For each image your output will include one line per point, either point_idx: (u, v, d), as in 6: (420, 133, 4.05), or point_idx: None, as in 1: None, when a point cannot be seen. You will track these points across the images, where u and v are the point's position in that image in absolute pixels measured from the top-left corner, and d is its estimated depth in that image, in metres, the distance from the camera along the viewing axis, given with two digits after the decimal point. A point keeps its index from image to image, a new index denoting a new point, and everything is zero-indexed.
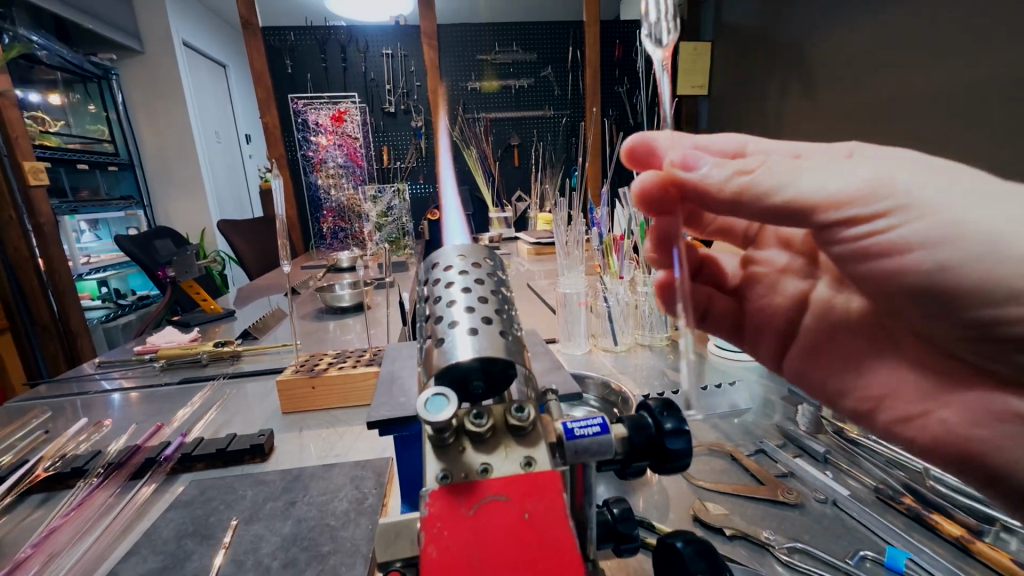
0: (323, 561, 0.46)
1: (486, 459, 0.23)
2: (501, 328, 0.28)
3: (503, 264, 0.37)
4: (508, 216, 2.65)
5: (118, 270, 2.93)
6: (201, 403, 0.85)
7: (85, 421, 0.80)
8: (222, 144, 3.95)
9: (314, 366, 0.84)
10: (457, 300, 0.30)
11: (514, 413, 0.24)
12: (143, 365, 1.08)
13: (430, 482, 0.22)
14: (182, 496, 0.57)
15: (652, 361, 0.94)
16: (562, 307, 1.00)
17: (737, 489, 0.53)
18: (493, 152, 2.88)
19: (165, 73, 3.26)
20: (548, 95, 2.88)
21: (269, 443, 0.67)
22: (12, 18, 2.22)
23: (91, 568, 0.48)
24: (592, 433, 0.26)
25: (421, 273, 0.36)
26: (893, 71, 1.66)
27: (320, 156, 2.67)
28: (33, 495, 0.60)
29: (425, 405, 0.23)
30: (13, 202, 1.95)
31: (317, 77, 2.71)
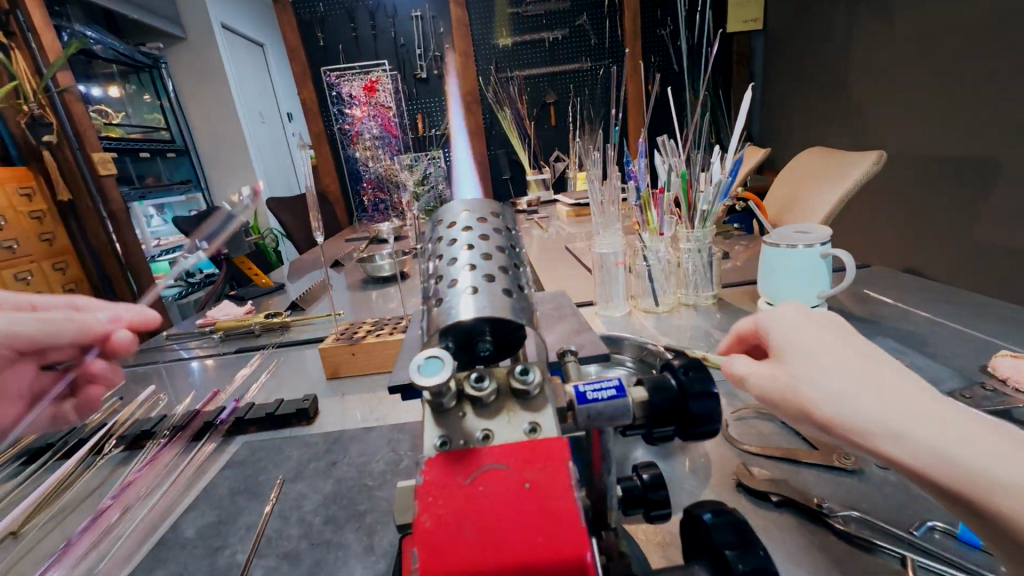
0: (360, 519, 0.47)
1: (487, 425, 0.22)
2: (506, 286, 0.26)
3: (515, 220, 0.34)
4: (546, 177, 2.53)
5: (185, 251, 3.16)
6: (256, 370, 0.91)
7: (153, 390, 0.87)
8: (266, 124, 4.06)
9: (353, 334, 0.85)
10: (459, 258, 0.28)
11: (518, 376, 0.22)
12: (205, 337, 1.15)
13: (429, 450, 0.21)
14: (235, 456, 0.61)
15: (696, 322, 0.90)
16: (598, 268, 0.96)
17: (787, 453, 0.49)
18: (529, 111, 2.78)
19: (207, 58, 3.36)
20: (584, 46, 2.72)
21: (313, 408, 0.69)
22: (67, 16, 2.34)
23: (161, 518, 0.53)
24: (607, 397, 0.24)
25: (425, 231, 0.33)
26: None
27: (357, 128, 2.68)
28: (116, 453, 0.66)
29: (418, 369, 0.21)
30: (88, 191, 2.14)
31: (348, 47, 2.69)
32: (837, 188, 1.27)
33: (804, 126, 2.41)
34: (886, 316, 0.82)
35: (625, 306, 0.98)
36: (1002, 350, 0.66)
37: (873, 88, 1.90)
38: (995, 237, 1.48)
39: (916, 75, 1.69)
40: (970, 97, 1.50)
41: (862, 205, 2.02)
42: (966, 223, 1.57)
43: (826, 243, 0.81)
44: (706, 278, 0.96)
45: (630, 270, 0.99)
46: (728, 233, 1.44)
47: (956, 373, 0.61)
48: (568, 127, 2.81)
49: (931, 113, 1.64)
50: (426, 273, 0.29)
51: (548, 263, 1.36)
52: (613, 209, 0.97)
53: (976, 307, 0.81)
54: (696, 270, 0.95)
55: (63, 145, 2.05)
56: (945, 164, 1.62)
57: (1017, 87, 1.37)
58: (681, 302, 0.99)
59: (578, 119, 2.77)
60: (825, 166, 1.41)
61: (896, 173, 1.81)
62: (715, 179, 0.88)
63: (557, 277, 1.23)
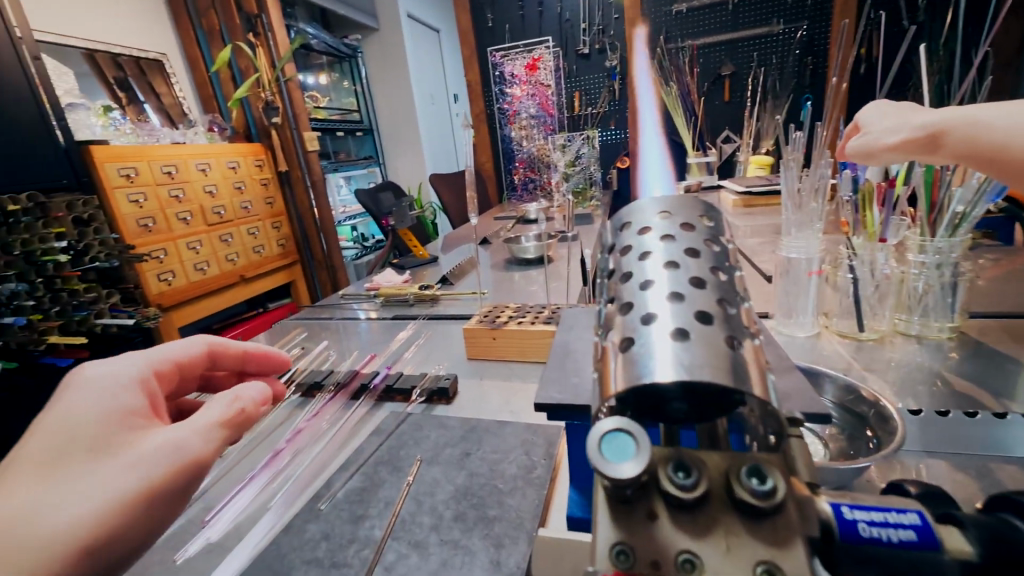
0: (489, 526, 0.45)
1: (692, 545, 0.17)
2: (726, 334, 0.19)
3: (726, 226, 0.25)
4: (710, 161, 2.26)
5: (363, 218, 3.65)
6: (407, 338, 0.97)
7: (327, 343, 0.99)
8: (435, 106, 4.41)
9: (495, 318, 0.85)
10: (655, 281, 0.21)
11: (745, 481, 0.17)
12: (370, 300, 1.29)
13: (604, 557, 0.17)
14: (383, 424, 0.65)
15: (923, 360, 0.68)
16: (782, 275, 0.79)
17: None
18: (699, 86, 2.48)
19: (392, 45, 3.74)
20: (777, 5, 2.31)
21: (452, 388, 0.70)
22: (295, 16, 2.82)
23: (320, 468, 0.58)
24: (892, 536, 0.18)
25: (602, 232, 0.27)
26: None
27: (514, 107, 2.76)
28: (294, 398, 0.76)
29: (600, 449, 0.16)
30: (299, 164, 2.58)
31: (514, 26, 2.71)
32: None
33: None
34: None
35: (813, 325, 0.79)
36: None
37: None
38: None
39: None
40: None
41: None
42: None
43: None
44: (945, 304, 0.72)
45: (826, 281, 0.79)
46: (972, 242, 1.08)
47: None
48: (745, 102, 2.44)
49: None
50: (604, 291, 0.23)
51: None
52: (816, 205, 0.76)
53: None
54: (928, 293, 0.72)
55: (284, 124, 2.50)
56: None
57: None
58: (897, 331, 0.76)
59: (758, 92, 2.38)
60: None
61: None
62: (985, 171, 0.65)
63: None
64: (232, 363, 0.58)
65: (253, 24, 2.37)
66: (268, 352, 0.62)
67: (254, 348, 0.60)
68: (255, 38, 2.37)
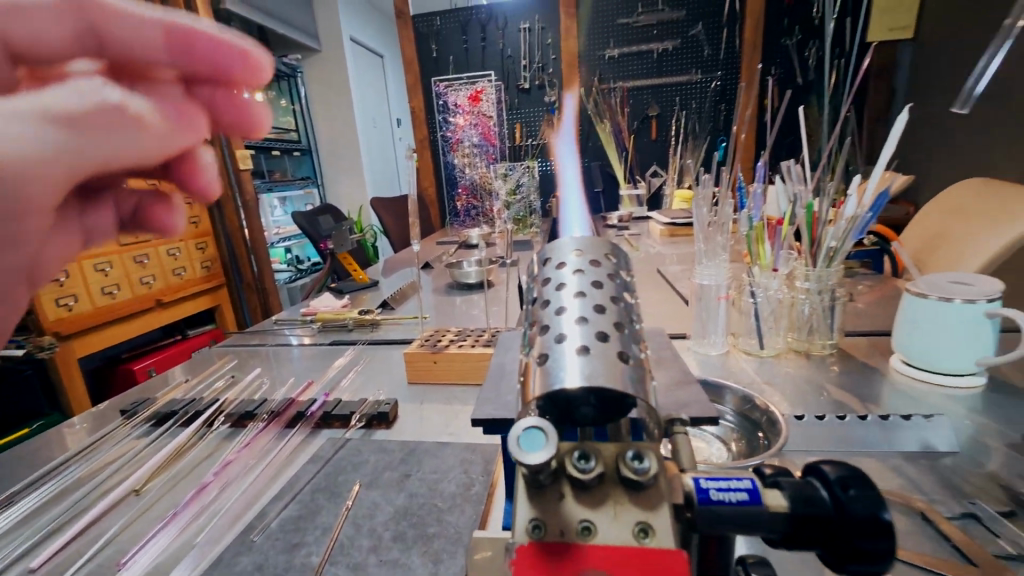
0: (428, 543, 0.46)
1: (590, 516, 0.19)
2: (620, 349, 0.23)
3: (629, 262, 0.31)
4: (640, 193, 2.44)
5: (299, 240, 3.51)
6: (345, 365, 0.96)
7: (259, 371, 0.95)
8: (378, 129, 4.39)
9: (436, 342, 0.87)
10: (567, 308, 0.25)
11: (631, 462, 0.19)
12: (306, 325, 1.25)
13: (519, 532, 0.18)
14: (320, 450, 0.64)
15: (810, 373, 0.78)
16: (697, 299, 0.88)
17: (933, 565, 0.41)
18: (629, 124, 2.70)
19: (334, 67, 3.71)
20: (696, 57, 2.59)
21: (392, 412, 0.71)
22: None
23: (251, 501, 0.56)
24: (736, 501, 0.20)
25: (530, 265, 0.31)
26: None
27: (457, 135, 2.83)
28: (223, 428, 0.73)
29: (517, 443, 0.19)
30: (229, 182, 2.47)
31: (458, 59, 2.82)
32: (1001, 231, 1.06)
33: (956, 150, 2.06)
34: None
35: (724, 344, 0.89)
36: None
37: None
38: None
39: None
40: None
41: None
42: None
43: (996, 300, 0.67)
44: (826, 326, 0.84)
45: (733, 305, 0.90)
46: (850, 271, 1.27)
47: None
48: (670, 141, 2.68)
49: None
50: (527, 317, 0.27)
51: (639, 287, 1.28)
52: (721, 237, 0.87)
53: None
54: (813, 315, 0.85)
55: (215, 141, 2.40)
56: None
57: None
58: (792, 349, 0.87)
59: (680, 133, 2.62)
60: (990, 201, 1.18)
61: None
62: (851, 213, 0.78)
63: (646, 302, 1.16)
64: (159, 48, 0.41)
65: None
66: (225, 52, 0.41)
67: (186, 29, 0.40)
68: None
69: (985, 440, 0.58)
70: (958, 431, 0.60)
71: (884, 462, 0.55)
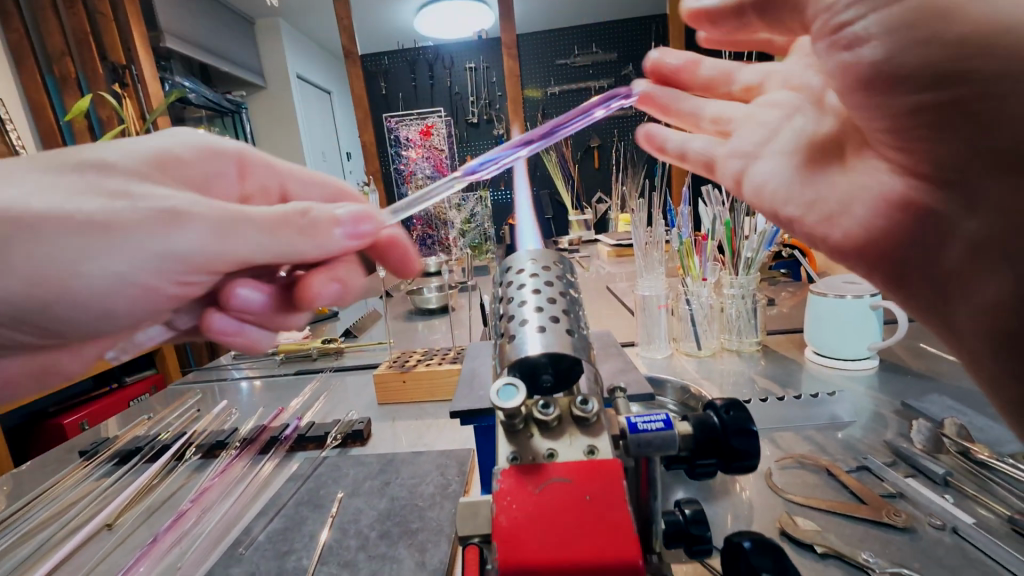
0: (412, 536, 0.51)
1: (552, 445, 0.26)
2: (568, 327, 0.30)
3: (573, 268, 0.39)
4: (587, 218, 2.60)
5: None
6: (312, 392, 0.98)
7: (224, 403, 0.95)
8: (328, 163, 4.40)
9: (404, 362, 0.91)
10: (527, 301, 0.32)
11: (579, 405, 0.26)
12: (267, 358, 1.24)
13: (502, 462, 0.25)
14: (299, 470, 0.67)
15: (740, 367, 0.90)
16: (640, 309, 0.98)
17: (834, 506, 0.50)
18: (573, 154, 2.88)
19: (282, 104, 3.72)
20: (628, 94, 2.83)
21: (367, 430, 0.75)
22: (172, 69, 2.71)
23: (232, 523, 0.58)
24: (656, 428, 0.27)
25: (496, 275, 0.39)
26: None
27: (410, 168, 2.86)
28: (194, 459, 0.73)
29: (497, 394, 0.26)
30: None
31: (408, 95, 2.94)
32: None
33: None
34: (942, 372, 0.79)
35: (667, 348, 0.99)
36: None
37: None
38: None
39: None
40: None
41: None
42: None
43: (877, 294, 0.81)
44: (751, 325, 0.96)
45: (672, 313, 1.01)
46: (772, 280, 1.43)
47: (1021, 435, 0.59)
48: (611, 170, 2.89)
49: None
50: (498, 312, 0.34)
51: (590, 303, 1.39)
52: (657, 253, 1.00)
53: None
54: (739, 316, 0.96)
55: None
56: None
57: None
58: (724, 348, 0.99)
59: (620, 162, 2.84)
60: None
61: None
62: (760, 228, 0.91)
63: (597, 316, 1.26)
64: None
65: (121, 76, 2.26)
66: None
67: None
68: (124, 89, 2.25)
69: (878, 408, 0.70)
70: (857, 403, 0.72)
71: (798, 433, 0.65)
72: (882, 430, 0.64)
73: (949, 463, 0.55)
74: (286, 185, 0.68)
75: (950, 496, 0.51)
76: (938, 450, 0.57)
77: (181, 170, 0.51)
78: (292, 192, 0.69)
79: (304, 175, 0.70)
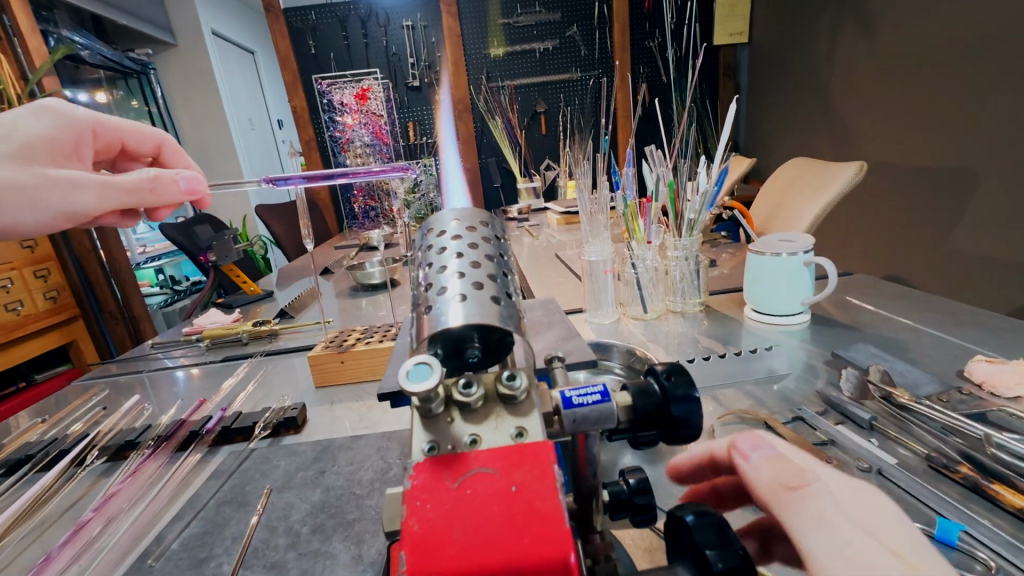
0: (349, 528, 0.47)
1: (475, 430, 0.23)
2: (494, 294, 0.27)
3: (504, 229, 0.35)
4: (536, 186, 2.55)
5: (172, 258, 3.12)
6: (242, 379, 0.90)
7: (137, 399, 0.85)
8: (256, 131, 4.04)
9: (342, 342, 0.85)
10: (448, 266, 0.28)
11: (505, 381, 0.23)
12: (191, 345, 1.14)
13: (417, 455, 0.22)
14: (223, 466, 0.61)
15: (684, 328, 0.91)
16: (587, 275, 0.97)
17: None
18: (519, 120, 2.80)
19: (196, 64, 3.33)
20: (574, 56, 2.76)
21: (301, 416, 0.69)
22: (55, 21, 2.33)
23: (144, 530, 0.52)
24: (593, 401, 0.25)
25: (416, 240, 0.34)
26: (950, 7, 1.52)
27: (347, 135, 2.73)
28: (98, 464, 0.65)
29: (407, 375, 0.22)
30: None
31: (340, 56, 2.70)
32: (817, 199, 1.31)
33: (788, 137, 2.45)
34: (867, 323, 0.84)
35: (614, 313, 0.99)
36: (977, 354, 0.68)
37: (858, 99, 1.93)
38: (968, 244, 1.54)
39: (893, 89, 1.76)
40: (944, 115, 1.56)
41: (843, 212, 2.07)
42: (945, 231, 1.61)
43: (810, 251, 0.83)
44: (694, 286, 0.97)
45: (619, 278, 1.00)
46: (714, 242, 1.47)
47: (935, 378, 0.63)
48: (558, 136, 2.84)
49: (910, 123, 1.69)
50: (416, 281, 0.30)
51: (540, 271, 1.37)
52: (602, 218, 0.98)
53: (950, 314, 0.83)
54: (683, 278, 0.97)
55: None
56: (924, 174, 1.66)
57: (988, 101, 1.43)
58: (669, 310, 1.00)
59: (567, 128, 2.79)
60: (808, 175, 1.45)
61: (878, 182, 1.86)
62: (702, 189, 0.91)
63: (546, 284, 1.24)
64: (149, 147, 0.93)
65: None
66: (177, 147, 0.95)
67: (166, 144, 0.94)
68: None
69: (811, 360, 0.73)
70: (793, 356, 0.74)
71: (739, 389, 0.67)
72: (814, 380, 0.67)
73: (873, 408, 0.58)
74: (124, 140, 0.88)
75: (875, 439, 0.53)
76: (863, 396, 0.60)
77: (52, 149, 0.74)
78: (129, 145, 0.89)
79: (137, 131, 0.89)
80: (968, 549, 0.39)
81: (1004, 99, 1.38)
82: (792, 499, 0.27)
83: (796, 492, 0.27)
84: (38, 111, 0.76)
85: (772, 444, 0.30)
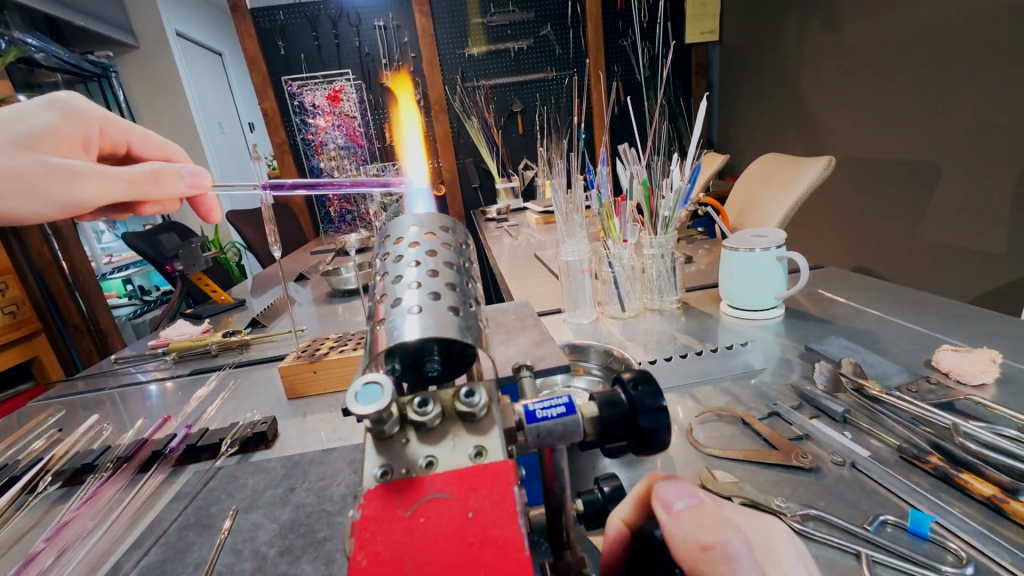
0: (318, 548, 0.45)
1: (431, 452, 0.22)
2: (453, 304, 0.25)
3: (467, 233, 0.33)
4: (514, 186, 2.55)
5: (140, 267, 3.02)
6: (210, 392, 0.87)
7: (96, 418, 0.81)
8: (226, 134, 3.93)
9: (314, 351, 0.82)
10: (406, 275, 0.27)
11: (463, 398, 0.22)
12: (157, 359, 1.09)
13: (368, 481, 0.22)
14: (187, 487, 0.58)
15: (662, 326, 0.91)
16: (565, 275, 0.96)
17: (748, 455, 0.51)
18: (496, 120, 2.79)
19: (161, 67, 3.22)
20: (548, 55, 2.75)
21: (271, 431, 0.66)
22: (6, 23, 2.21)
23: (99, 559, 0.49)
24: (557, 414, 0.24)
25: (376, 245, 0.32)
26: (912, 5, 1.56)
27: (320, 138, 2.68)
28: (51, 491, 0.61)
29: (355, 398, 0.20)
30: None
31: (311, 57, 2.63)
32: (788, 195, 1.33)
33: (760, 134, 2.50)
34: (839, 315, 0.85)
35: (592, 312, 0.98)
36: (944, 344, 0.70)
37: (826, 95, 1.98)
38: (933, 235, 1.58)
39: (859, 85, 1.80)
40: (908, 110, 1.61)
41: (815, 206, 2.12)
42: (911, 222, 1.66)
43: (782, 247, 0.84)
44: (670, 284, 0.98)
45: (596, 277, 1.00)
46: (691, 238, 1.48)
47: (904, 369, 0.64)
48: (536, 135, 2.84)
49: (876, 119, 1.74)
50: (373, 290, 0.29)
51: (518, 271, 1.35)
52: (578, 217, 0.97)
53: (918, 304, 0.85)
54: (660, 276, 0.97)
55: None
56: (889, 167, 1.71)
57: (949, 97, 1.48)
58: (647, 308, 1.00)
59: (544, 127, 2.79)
60: (780, 170, 1.47)
61: (846, 176, 1.90)
62: (676, 186, 0.91)
63: (524, 285, 1.23)
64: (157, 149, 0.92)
65: None
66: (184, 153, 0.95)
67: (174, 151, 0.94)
68: None
69: (786, 354, 0.73)
70: (768, 351, 0.75)
71: (715, 385, 0.67)
72: (788, 374, 0.68)
73: (846, 400, 0.58)
74: (131, 143, 0.87)
75: (849, 432, 0.54)
76: (837, 388, 0.61)
77: (57, 138, 0.72)
78: (137, 148, 0.88)
79: (145, 137, 0.89)
80: (939, 540, 0.40)
81: (964, 95, 1.43)
82: (703, 558, 0.26)
83: (709, 551, 0.26)
84: (46, 104, 0.75)
85: (696, 492, 0.30)
